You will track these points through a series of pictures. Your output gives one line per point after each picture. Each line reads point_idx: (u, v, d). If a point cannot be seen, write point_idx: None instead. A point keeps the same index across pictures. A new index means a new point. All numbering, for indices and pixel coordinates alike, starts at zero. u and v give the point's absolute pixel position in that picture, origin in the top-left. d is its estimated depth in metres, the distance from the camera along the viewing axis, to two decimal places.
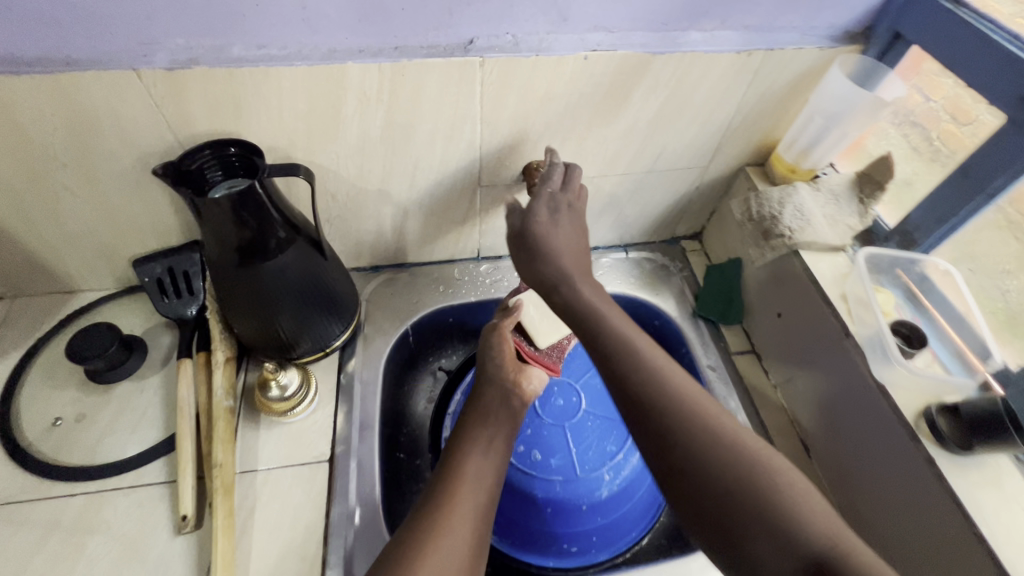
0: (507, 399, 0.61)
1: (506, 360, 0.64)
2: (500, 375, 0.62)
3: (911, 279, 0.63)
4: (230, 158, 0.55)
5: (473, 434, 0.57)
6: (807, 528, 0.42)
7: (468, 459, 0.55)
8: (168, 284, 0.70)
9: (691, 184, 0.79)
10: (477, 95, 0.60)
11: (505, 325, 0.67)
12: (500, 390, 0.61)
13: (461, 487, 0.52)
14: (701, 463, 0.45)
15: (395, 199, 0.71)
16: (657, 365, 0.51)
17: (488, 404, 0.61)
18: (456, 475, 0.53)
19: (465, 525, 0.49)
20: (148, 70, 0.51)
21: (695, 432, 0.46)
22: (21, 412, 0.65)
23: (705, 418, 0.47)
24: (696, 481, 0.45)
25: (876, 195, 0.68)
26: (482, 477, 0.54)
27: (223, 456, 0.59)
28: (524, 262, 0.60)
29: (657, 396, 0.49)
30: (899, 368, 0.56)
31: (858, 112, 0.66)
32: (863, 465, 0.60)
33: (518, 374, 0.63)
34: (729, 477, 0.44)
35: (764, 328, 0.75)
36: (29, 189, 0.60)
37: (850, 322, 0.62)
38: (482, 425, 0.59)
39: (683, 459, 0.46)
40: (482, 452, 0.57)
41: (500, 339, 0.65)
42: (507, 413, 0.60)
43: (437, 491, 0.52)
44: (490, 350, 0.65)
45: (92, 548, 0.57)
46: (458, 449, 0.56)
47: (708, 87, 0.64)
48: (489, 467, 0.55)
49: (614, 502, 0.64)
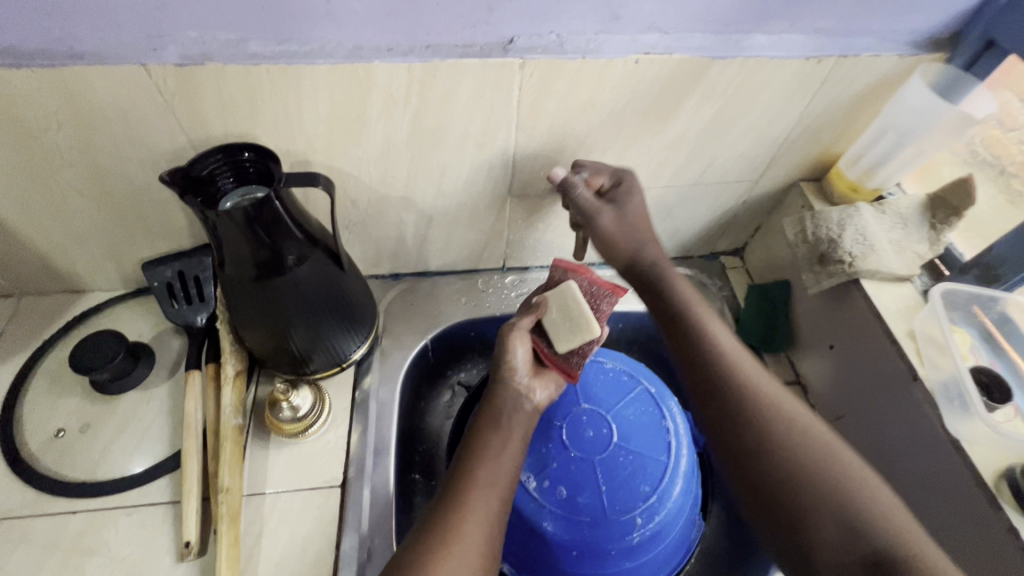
0: (520, 406, 0.57)
1: (519, 367, 0.58)
2: (510, 381, 0.58)
3: (990, 319, 0.57)
4: (244, 164, 0.50)
5: (488, 435, 0.55)
6: (872, 531, 0.45)
7: (483, 461, 0.53)
8: (178, 289, 0.65)
9: (738, 198, 0.73)
10: (514, 100, 0.55)
11: (521, 325, 0.59)
12: (512, 396, 0.58)
13: (476, 492, 0.50)
14: (772, 447, 0.50)
15: (419, 207, 0.66)
16: (732, 357, 0.55)
17: (501, 408, 0.57)
18: (470, 476, 0.52)
19: (476, 529, 0.48)
20: (157, 65, 0.47)
21: (768, 423, 0.51)
22: (23, 420, 0.62)
23: (776, 410, 0.52)
24: (765, 464, 0.50)
25: (950, 220, 0.61)
26: (496, 480, 0.52)
27: (230, 480, 0.56)
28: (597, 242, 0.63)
29: (732, 384, 0.53)
30: (978, 421, 0.50)
31: (938, 127, 0.59)
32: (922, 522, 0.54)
33: (531, 379, 0.59)
34: (800, 465, 0.49)
35: (813, 360, 0.69)
36: (33, 187, 0.56)
37: (919, 364, 0.56)
38: (496, 429, 0.55)
39: (754, 443, 0.51)
40: (499, 449, 0.54)
41: (513, 343, 0.58)
42: (520, 421, 0.57)
43: (450, 498, 0.50)
44: (502, 353, 0.59)
45: (91, 572, 0.54)
46: (474, 452, 0.53)
47: (769, 96, 0.58)
48: (503, 469, 0.53)
49: (644, 546, 0.59)
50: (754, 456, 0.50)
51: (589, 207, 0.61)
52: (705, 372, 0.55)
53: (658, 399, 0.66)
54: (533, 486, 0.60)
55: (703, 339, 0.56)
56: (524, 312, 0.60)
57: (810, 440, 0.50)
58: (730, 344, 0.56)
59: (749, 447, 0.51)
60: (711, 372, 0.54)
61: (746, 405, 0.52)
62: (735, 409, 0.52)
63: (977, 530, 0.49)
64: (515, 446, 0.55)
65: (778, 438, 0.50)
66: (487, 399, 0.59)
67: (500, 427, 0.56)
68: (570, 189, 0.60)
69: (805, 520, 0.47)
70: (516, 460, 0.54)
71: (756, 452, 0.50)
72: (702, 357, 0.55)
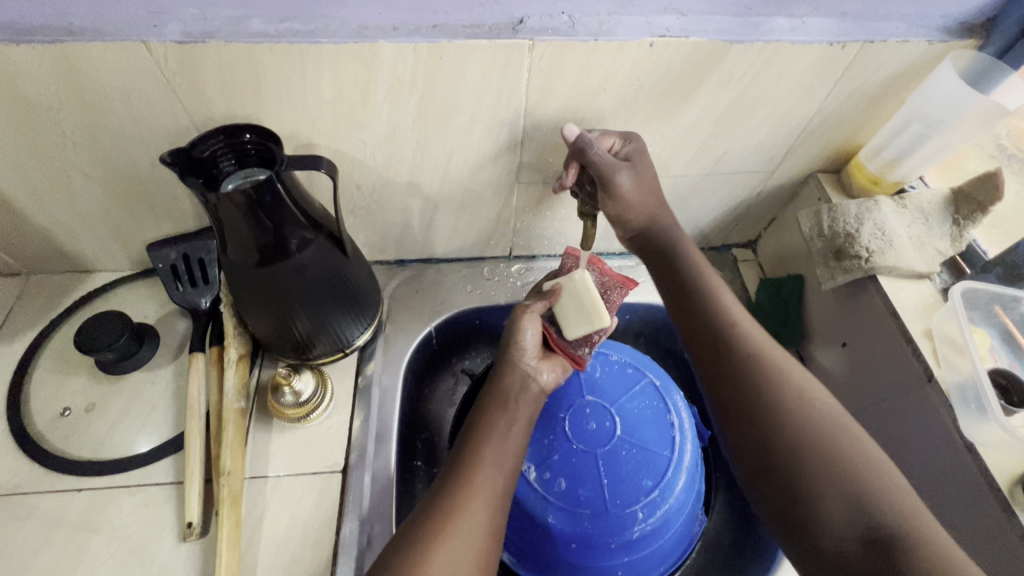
0: (527, 386, 0.59)
1: (527, 348, 0.59)
2: (519, 361, 0.59)
3: (1011, 320, 0.55)
4: (245, 146, 0.50)
5: (495, 417, 0.55)
6: (878, 503, 0.45)
7: (487, 443, 0.52)
8: (183, 271, 0.65)
9: (752, 189, 0.71)
10: (523, 83, 0.53)
11: (533, 308, 0.61)
12: (520, 375, 0.59)
13: (480, 476, 0.50)
14: (784, 421, 0.49)
15: (425, 193, 0.65)
16: (746, 331, 0.54)
17: (508, 387, 0.58)
18: (473, 459, 0.51)
19: (480, 511, 0.48)
20: (158, 43, 0.46)
21: (782, 398, 0.50)
22: (30, 398, 0.63)
23: (789, 385, 0.51)
24: (775, 438, 0.49)
25: (976, 216, 0.59)
26: (500, 462, 0.52)
27: (232, 463, 0.56)
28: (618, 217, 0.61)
29: (746, 358, 0.53)
30: (996, 425, 0.48)
31: (966, 118, 0.56)
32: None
33: (539, 361, 0.60)
34: (810, 440, 0.48)
35: (825, 357, 0.67)
36: (38, 167, 0.56)
37: (935, 365, 0.54)
38: (503, 408, 0.56)
39: (765, 415, 0.50)
40: (504, 428, 0.55)
41: (524, 324, 0.60)
42: (527, 401, 0.58)
43: (453, 482, 0.49)
44: (512, 334, 0.60)
45: (95, 549, 0.55)
46: (478, 437, 0.53)
47: (789, 83, 0.56)
48: (509, 451, 0.53)
49: (645, 540, 0.59)
50: (764, 428, 0.50)
51: (609, 165, 0.56)
52: (720, 343, 0.54)
53: (663, 392, 0.65)
54: (533, 477, 0.60)
55: (716, 312, 0.56)
56: (537, 297, 0.62)
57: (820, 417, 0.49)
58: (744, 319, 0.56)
59: (760, 420, 0.50)
60: (727, 345, 0.54)
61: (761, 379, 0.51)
62: (747, 381, 0.52)
63: (986, 535, 0.48)
64: (520, 427, 0.56)
65: (791, 414, 0.50)
66: (495, 378, 0.59)
67: (508, 407, 0.56)
68: (589, 146, 0.56)
69: (809, 494, 0.46)
70: (521, 442, 0.54)
71: (767, 425, 0.50)
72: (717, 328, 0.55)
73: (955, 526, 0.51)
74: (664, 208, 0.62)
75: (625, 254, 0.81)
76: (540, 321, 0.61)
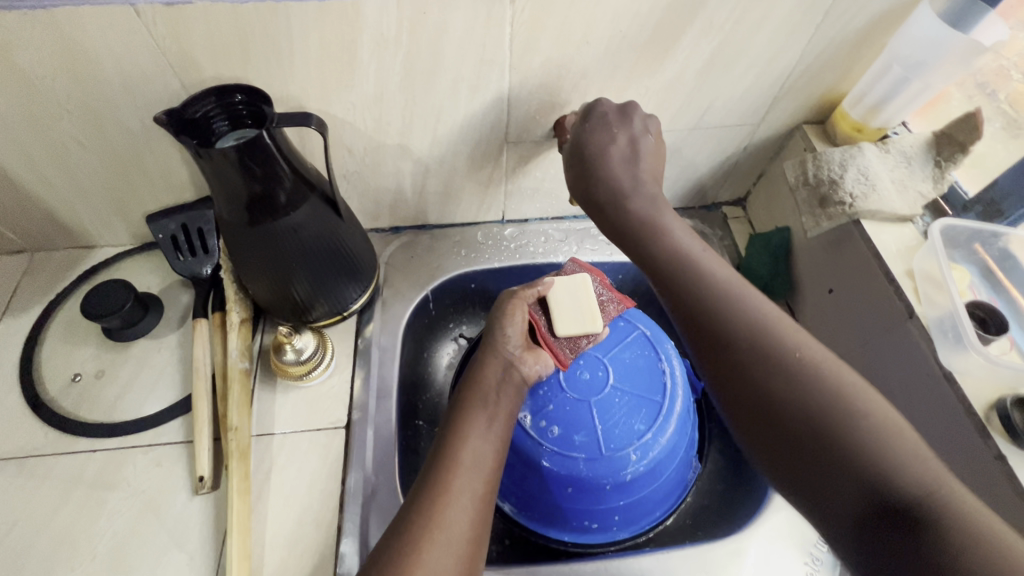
0: (510, 375, 0.56)
1: (513, 335, 0.58)
2: (504, 348, 0.57)
3: (990, 256, 0.56)
4: (237, 107, 0.51)
5: (475, 413, 0.52)
6: (891, 475, 0.41)
7: (464, 446, 0.50)
8: (182, 242, 0.67)
9: (739, 143, 0.72)
10: (507, 37, 0.54)
11: (523, 295, 0.61)
12: (501, 364, 0.57)
13: (458, 480, 0.47)
14: (789, 385, 0.45)
15: (416, 155, 0.66)
16: (727, 288, 0.50)
17: (490, 379, 0.55)
18: (449, 463, 0.48)
19: (472, 485, 0.47)
20: (147, 6, 0.47)
21: (782, 360, 0.46)
22: (42, 366, 0.65)
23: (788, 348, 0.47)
24: (781, 404, 0.45)
25: (956, 157, 0.59)
26: (480, 463, 0.49)
27: (239, 420, 0.58)
28: (582, 187, 0.58)
29: (738, 324, 0.48)
30: (974, 354, 0.50)
31: (946, 60, 0.57)
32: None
33: (524, 351, 0.58)
34: (817, 401, 0.44)
35: (813, 305, 0.69)
36: (37, 138, 0.57)
37: (916, 302, 0.55)
38: (483, 401, 0.53)
39: (767, 382, 0.46)
40: (485, 425, 0.52)
41: (513, 309, 0.59)
42: (510, 390, 0.55)
43: (430, 485, 0.47)
44: (501, 318, 0.59)
45: (111, 504, 0.57)
46: (454, 438, 0.50)
47: (770, 30, 0.57)
48: (487, 449, 0.50)
49: (639, 483, 0.61)
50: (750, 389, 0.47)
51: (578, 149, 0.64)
52: (711, 310, 0.50)
53: (655, 342, 0.67)
54: (529, 424, 0.62)
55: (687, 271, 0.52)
56: (527, 285, 0.62)
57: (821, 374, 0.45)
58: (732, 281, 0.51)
59: (763, 390, 0.46)
60: (715, 312, 0.49)
61: (757, 346, 0.47)
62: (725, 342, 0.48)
63: (964, 461, 0.50)
64: (501, 422, 0.53)
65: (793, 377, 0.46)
66: (474, 370, 0.56)
67: (488, 403, 0.53)
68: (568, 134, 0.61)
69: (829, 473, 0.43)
70: (501, 440, 0.52)
71: (770, 391, 0.46)
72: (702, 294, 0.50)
73: None
74: (628, 166, 0.56)
75: None
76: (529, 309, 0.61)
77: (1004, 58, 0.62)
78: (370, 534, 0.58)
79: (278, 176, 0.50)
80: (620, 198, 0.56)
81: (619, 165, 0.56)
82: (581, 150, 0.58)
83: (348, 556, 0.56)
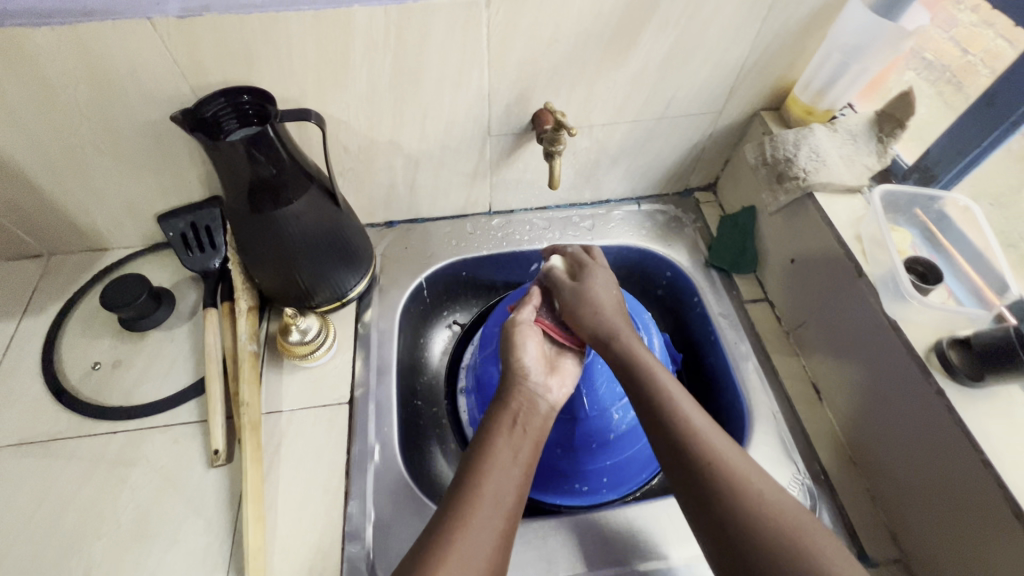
0: (536, 405, 0.56)
1: (531, 365, 0.58)
2: (525, 377, 0.57)
3: (928, 218, 0.62)
4: (244, 106, 0.57)
5: (499, 444, 0.52)
6: None
7: (487, 479, 0.49)
8: (192, 239, 0.71)
9: (704, 131, 0.78)
10: (484, 38, 0.60)
11: (524, 318, 0.62)
12: (528, 395, 0.56)
13: (477, 513, 0.47)
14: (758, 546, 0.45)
15: (406, 151, 0.72)
16: (682, 409, 0.53)
17: (517, 409, 0.55)
18: (471, 496, 0.48)
19: (493, 520, 0.48)
20: (162, 19, 0.52)
21: (743, 499, 0.47)
22: (62, 358, 0.70)
23: (748, 486, 0.47)
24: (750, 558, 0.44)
25: (896, 133, 0.66)
26: (501, 500, 0.49)
27: (250, 396, 0.63)
28: (579, 321, 0.61)
29: (704, 462, 0.49)
30: (913, 303, 0.55)
31: (880, 45, 0.63)
32: (886, 415, 0.59)
33: (547, 376, 0.59)
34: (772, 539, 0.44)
35: (778, 275, 0.75)
36: (58, 144, 0.62)
37: (864, 262, 0.61)
38: (511, 430, 0.53)
39: (728, 520, 0.46)
40: (510, 458, 0.51)
41: (522, 337, 0.59)
42: (536, 420, 0.55)
43: (449, 515, 0.47)
44: (514, 347, 0.59)
45: (133, 478, 0.62)
46: (475, 470, 0.50)
47: (721, 24, 0.63)
48: (510, 485, 0.50)
49: (623, 443, 0.67)
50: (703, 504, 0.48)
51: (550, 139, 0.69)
52: (679, 455, 0.50)
53: (633, 313, 0.72)
54: None
55: (650, 392, 0.54)
56: (522, 303, 0.64)
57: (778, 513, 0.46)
58: (703, 422, 0.52)
59: (723, 526, 0.46)
60: (681, 450, 0.51)
61: (720, 481, 0.48)
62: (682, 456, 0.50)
63: (915, 398, 0.55)
64: (525, 453, 0.52)
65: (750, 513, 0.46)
66: (499, 401, 0.56)
67: (515, 426, 0.54)
68: (550, 271, 0.66)
69: None
70: (524, 472, 0.51)
71: (731, 526, 0.46)
72: (672, 431, 0.52)
73: (891, 400, 0.58)
74: (618, 315, 0.61)
75: (596, 203, 0.88)
76: (536, 327, 0.62)
77: (970, 54, 0.67)
78: (376, 498, 0.62)
79: (278, 167, 0.56)
80: (616, 329, 0.59)
81: (611, 303, 0.62)
82: (571, 298, 0.62)
83: (354, 515, 0.60)
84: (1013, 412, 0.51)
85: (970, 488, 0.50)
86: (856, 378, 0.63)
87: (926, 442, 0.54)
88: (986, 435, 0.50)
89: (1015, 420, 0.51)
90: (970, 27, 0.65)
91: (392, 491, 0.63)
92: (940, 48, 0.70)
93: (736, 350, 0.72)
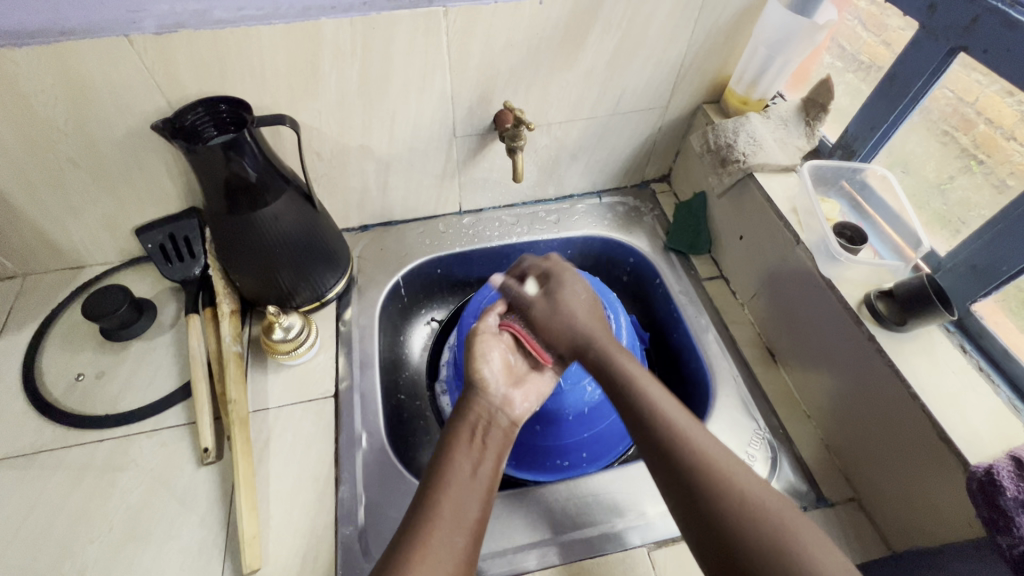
0: (496, 418, 0.59)
1: (493, 378, 0.60)
2: (486, 392, 0.59)
3: (853, 188, 0.71)
4: (222, 114, 0.61)
5: (458, 459, 0.53)
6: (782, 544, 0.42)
7: (446, 498, 0.50)
8: (171, 250, 0.75)
9: (654, 124, 0.84)
10: (444, 45, 0.65)
11: (486, 327, 0.64)
12: (487, 409, 0.58)
13: (437, 532, 0.47)
14: (712, 505, 0.45)
15: (378, 155, 0.76)
16: (638, 379, 0.55)
17: (475, 422, 0.57)
18: (431, 517, 0.48)
19: (454, 538, 0.48)
20: (139, 36, 0.56)
21: (699, 468, 0.47)
22: (43, 373, 0.70)
23: (727, 477, 0.46)
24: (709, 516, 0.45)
25: (820, 116, 0.73)
26: (462, 517, 0.49)
27: (237, 393, 0.65)
28: (551, 325, 0.62)
29: (682, 456, 0.49)
30: (843, 262, 0.62)
31: (799, 38, 0.70)
32: (827, 367, 0.66)
33: (509, 389, 0.61)
34: (738, 515, 0.44)
35: (731, 253, 0.81)
36: (33, 162, 0.64)
37: (800, 231, 0.67)
38: (469, 447, 0.55)
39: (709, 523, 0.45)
40: (468, 473, 0.53)
41: (486, 348, 0.62)
42: (495, 435, 0.57)
43: (415, 522, 0.48)
44: (478, 358, 0.61)
45: (123, 481, 0.63)
46: (430, 498, 0.50)
47: (659, 25, 0.70)
48: (472, 501, 0.51)
49: (599, 414, 0.71)
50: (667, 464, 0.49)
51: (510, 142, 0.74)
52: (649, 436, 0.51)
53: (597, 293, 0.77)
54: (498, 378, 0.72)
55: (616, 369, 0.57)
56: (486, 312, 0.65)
57: (752, 502, 0.45)
58: (685, 418, 0.52)
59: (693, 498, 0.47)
60: (665, 450, 0.50)
61: (696, 478, 0.47)
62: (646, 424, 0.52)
63: (852, 346, 0.61)
64: (486, 471, 0.54)
65: (732, 514, 0.44)
66: (460, 412, 0.58)
67: (475, 441, 0.55)
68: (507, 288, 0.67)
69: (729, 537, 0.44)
70: (486, 489, 0.52)
71: (708, 524, 0.45)
72: (641, 418, 0.53)
73: (840, 359, 0.64)
74: (595, 323, 0.63)
75: (561, 198, 0.93)
76: (499, 338, 0.63)
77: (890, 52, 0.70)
78: (365, 484, 0.64)
79: (255, 167, 0.59)
80: (592, 336, 0.61)
81: (580, 309, 0.63)
82: (545, 312, 0.63)
83: (346, 499, 0.63)
84: (934, 350, 0.57)
85: (909, 421, 0.55)
86: (809, 342, 0.68)
87: (871, 396, 0.60)
88: (912, 371, 0.56)
89: (935, 357, 0.57)
90: (891, 28, 0.70)
91: (381, 475, 0.65)
92: (872, 51, 0.74)
93: (697, 323, 0.78)
